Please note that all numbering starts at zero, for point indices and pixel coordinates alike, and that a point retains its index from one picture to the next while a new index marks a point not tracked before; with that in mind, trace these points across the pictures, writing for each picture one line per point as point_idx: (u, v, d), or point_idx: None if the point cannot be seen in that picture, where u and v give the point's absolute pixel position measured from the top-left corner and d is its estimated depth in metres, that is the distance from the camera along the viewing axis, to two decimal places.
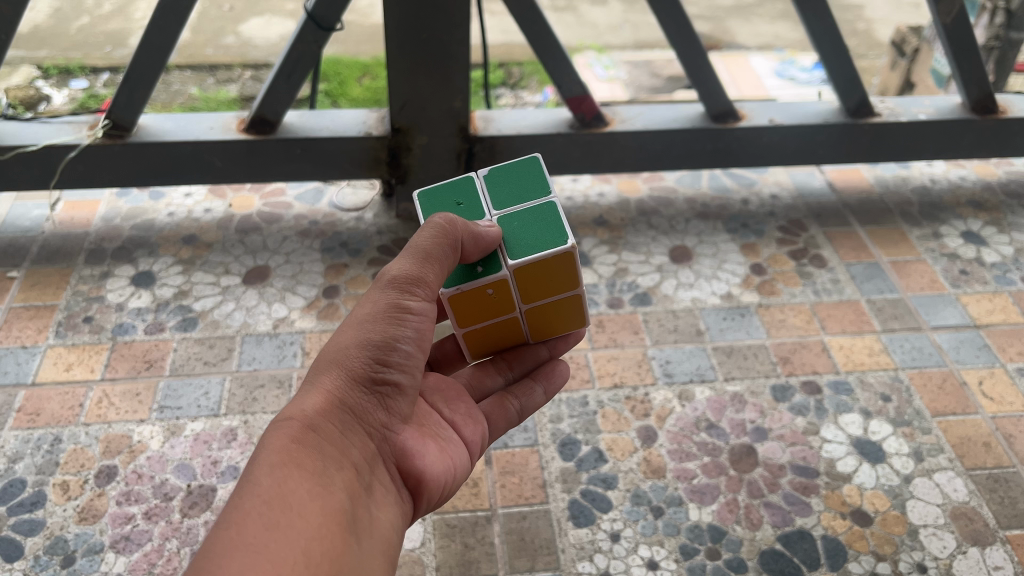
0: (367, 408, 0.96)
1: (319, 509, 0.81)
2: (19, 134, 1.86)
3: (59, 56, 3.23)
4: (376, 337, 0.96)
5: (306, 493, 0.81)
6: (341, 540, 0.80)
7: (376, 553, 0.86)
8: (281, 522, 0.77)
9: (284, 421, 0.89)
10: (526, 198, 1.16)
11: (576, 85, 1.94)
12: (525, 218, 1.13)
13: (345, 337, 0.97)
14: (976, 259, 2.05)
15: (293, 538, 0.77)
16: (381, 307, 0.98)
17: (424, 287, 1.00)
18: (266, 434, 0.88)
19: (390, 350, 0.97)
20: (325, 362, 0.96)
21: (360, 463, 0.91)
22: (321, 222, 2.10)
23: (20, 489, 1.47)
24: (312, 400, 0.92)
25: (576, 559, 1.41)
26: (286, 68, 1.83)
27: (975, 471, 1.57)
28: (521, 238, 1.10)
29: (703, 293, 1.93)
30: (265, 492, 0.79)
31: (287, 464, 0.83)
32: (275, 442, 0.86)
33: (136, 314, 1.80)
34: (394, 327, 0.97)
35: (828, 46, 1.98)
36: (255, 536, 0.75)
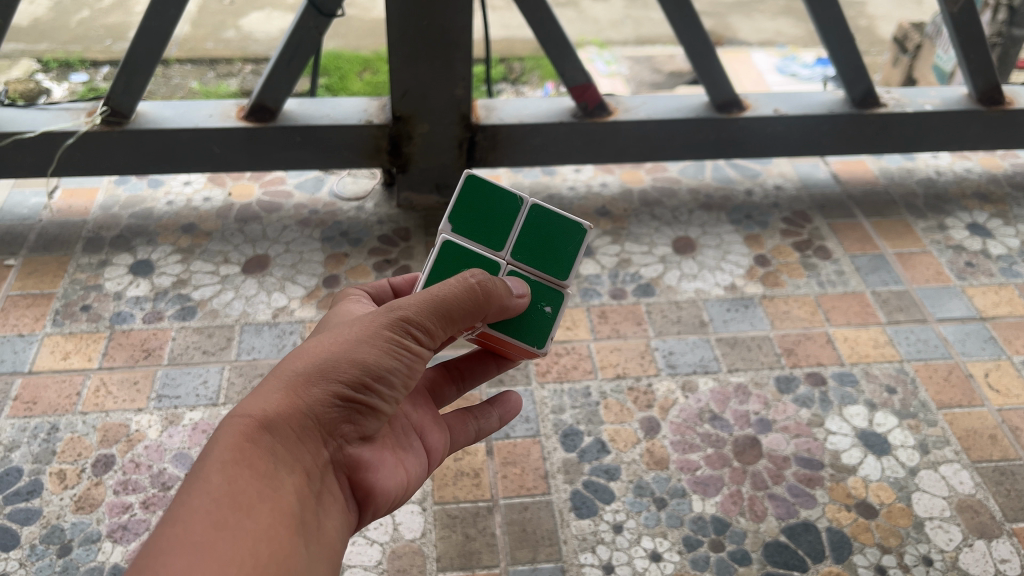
0: (335, 420, 0.89)
1: (269, 510, 0.78)
2: (17, 121, 1.85)
3: (59, 49, 3.21)
4: (368, 361, 0.89)
5: (257, 495, 0.78)
6: (289, 544, 0.78)
7: (322, 559, 0.83)
8: (230, 523, 0.74)
9: (245, 413, 0.83)
10: (511, 217, 1.07)
11: (580, 74, 1.92)
12: (533, 236, 1.08)
13: (330, 344, 0.90)
14: (982, 251, 2.04)
15: (239, 540, 0.73)
16: (381, 334, 0.91)
17: (428, 329, 0.93)
18: (221, 426, 0.82)
19: (377, 378, 0.90)
20: (303, 363, 0.88)
21: (315, 469, 0.87)
22: (321, 211, 2.08)
23: (16, 477, 1.45)
24: (280, 399, 0.85)
25: (578, 550, 1.40)
26: (286, 55, 1.81)
27: (981, 463, 1.55)
28: (549, 256, 1.08)
29: (707, 285, 1.91)
30: (216, 490, 0.76)
31: (239, 464, 0.79)
32: (230, 437, 0.81)
33: (134, 303, 1.78)
34: (389, 358, 0.90)
35: (835, 35, 1.96)
36: (200, 535, 0.72)
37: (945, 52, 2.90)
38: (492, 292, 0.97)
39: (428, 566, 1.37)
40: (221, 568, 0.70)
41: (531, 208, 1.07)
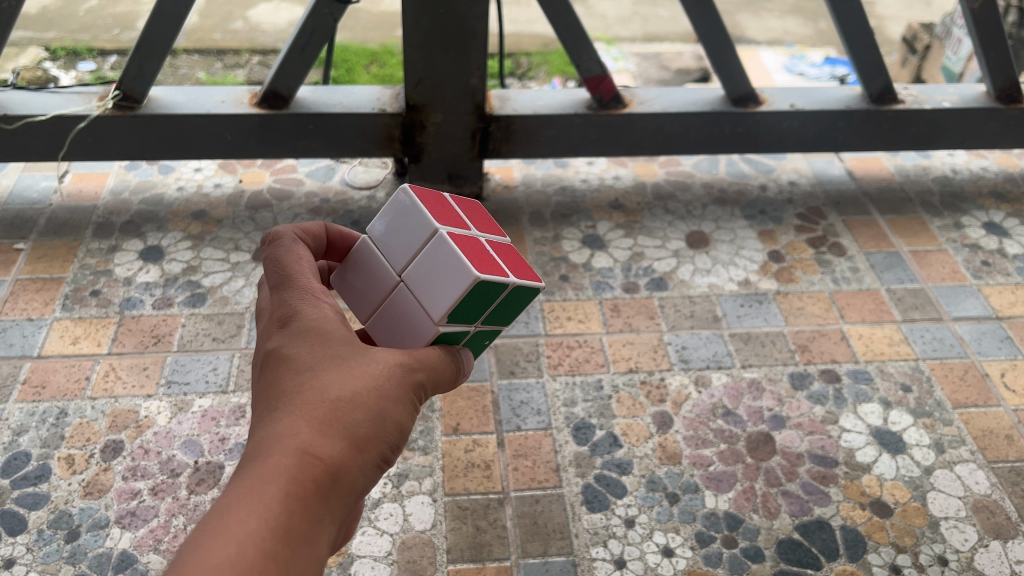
0: None
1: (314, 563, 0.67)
2: (28, 105, 1.83)
3: (67, 37, 3.19)
4: (401, 425, 0.80)
5: (309, 545, 0.66)
6: None
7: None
8: None
9: (301, 453, 0.70)
10: (494, 299, 0.94)
11: (596, 65, 1.90)
12: (503, 304, 0.98)
13: (371, 390, 0.79)
14: (998, 250, 2.02)
15: None
16: (409, 397, 0.82)
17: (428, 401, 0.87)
18: (276, 453, 0.69)
19: (403, 443, 0.81)
20: (345, 409, 0.76)
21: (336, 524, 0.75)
22: (332, 200, 2.06)
23: (24, 462, 1.44)
24: (333, 442, 0.73)
25: (589, 544, 1.38)
26: (300, 41, 1.79)
27: (997, 463, 1.54)
28: (505, 314, 1.01)
29: (720, 280, 1.90)
30: (274, 528, 0.64)
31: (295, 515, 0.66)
32: (291, 472, 0.68)
33: (144, 289, 1.77)
34: (412, 426, 0.82)
35: (854, 28, 1.93)
36: None
37: (955, 53, 2.88)
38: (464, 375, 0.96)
39: (438, 557, 1.35)
40: None
41: (514, 288, 0.94)
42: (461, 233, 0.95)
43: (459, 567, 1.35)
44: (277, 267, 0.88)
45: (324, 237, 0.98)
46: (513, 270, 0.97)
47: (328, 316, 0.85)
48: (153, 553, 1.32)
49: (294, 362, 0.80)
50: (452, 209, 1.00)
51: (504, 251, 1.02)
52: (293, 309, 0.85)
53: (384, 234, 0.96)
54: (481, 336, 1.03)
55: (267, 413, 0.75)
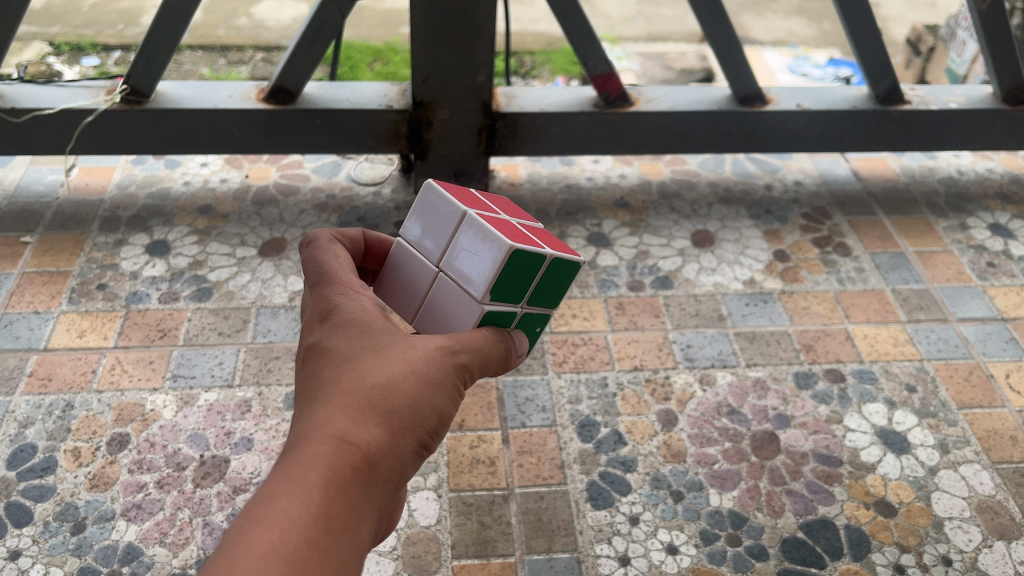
0: None
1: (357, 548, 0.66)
2: (36, 98, 1.84)
3: (71, 33, 3.20)
4: (441, 409, 0.80)
5: (352, 529, 0.66)
6: None
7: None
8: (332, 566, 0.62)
9: (341, 441, 0.70)
10: (534, 274, 0.94)
11: (602, 63, 1.90)
12: (544, 281, 0.98)
13: (407, 375, 0.79)
14: (1003, 252, 2.02)
15: None
16: (449, 381, 0.82)
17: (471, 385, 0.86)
18: (317, 442, 0.68)
19: (443, 429, 0.80)
20: (384, 396, 0.76)
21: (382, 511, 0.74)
22: (338, 196, 2.07)
23: (30, 454, 1.44)
24: (372, 428, 0.73)
25: (593, 541, 1.39)
26: (308, 37, 1.79)
27: (1002, 464, 1.54)
28: (549, 294, 1.01)
29: (725, 279, 1.90)
30: (317, 514, 0.63)
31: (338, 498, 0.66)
32: (331, 458, 0.67)
33: (150, 283, 1.78)
34: (453, 410, 0.82)
35: (861, 29, 1.93)
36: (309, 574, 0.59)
37: (959, 55, 2.88)
38: (512, 353, 0.95)
39: (443, 553, 1.36)
40: None
41: (552, 260, 0.94)
42: (489, 214, 0.95)
43: (464, 563, 1.35)
44: (315, 266, 0.90)
45: (363, 242, 0.99)
46: (548, 245, 0.97)
47: (363, 307, 0.85)
48: (159, 546, 1.33)
49: (332, 353, 0.80)
50: (479, 199, 1.01)
51: (537, 232, 1.03)
52: (330, 302, 0.86)
53: (415, 229, 0.97)
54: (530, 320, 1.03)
55: (307, 404, 0.75)
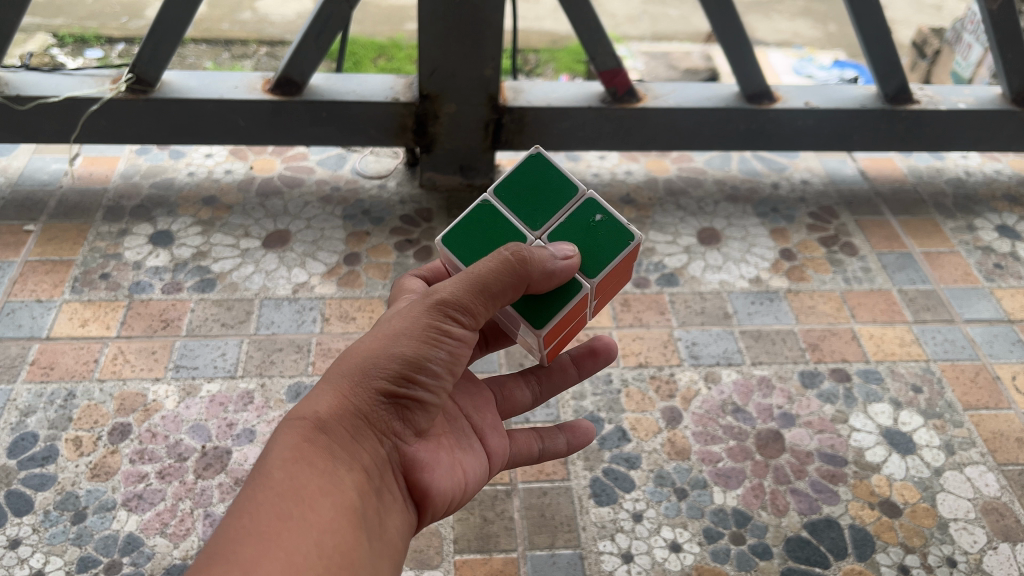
0: (385, 414, 0.90)
1: (331, 504, 0.79)
2: (40, 86, 1.82)
3: (76, 25, 3.19)
4: (407, 354, 0.89)
5: (317, 489, 0.79)
6: (347, 535, 0.78)
7: (383, 552, 0.83)
8: (292, 515, 0.76)
9: (298, 419, 0.86)
10: (494, 220, 1.07)
11: (610, 58, 1.89)
12: (520, 210, 1.08)
13: (374, 343, 0.91)
14: (1011, 253, 2.01)
15: (303, 531, 0.75)
16: (416, 327, 0.91)
17: (469, 314, 0.92)
18: (277, 429, 0.85)
19: (417, 370, 0.90)
20: (348, 367, 0.90)
21: (370, 464, 0.87)
22: (343, 189, 2.06)
23: (31, 442, 1.44)
24: (330, 401, 0.88)
25: (596, 537, 1.38)
26: (315, 28, 1.77)
27: (1008, 466, 1.53)
28: (548, 194, 1.09)
29: (731, 276, 1.89)
30: (277, 486, 0.78)
31: (298, 460, 0.81)
32: (289, 438, 0.83)
33: (153, 273, 1.77)
34: (428, 347, 0.90)
35: (872, 28, 1.91)
36: (264, 526, 0.74)
37: (964, 58, 2.87)
38: (535, 257, 0.94)
39: (445, 547, 1.35)
40: (282, 554, 0.72)
41: (485, 203, 1.08)
42: None
43: (466, 557, 1.34)
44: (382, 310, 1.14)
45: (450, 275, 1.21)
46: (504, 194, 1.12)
47: None
48: (159, 536, 1.32)
49: None
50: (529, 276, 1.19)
51: None
52: None
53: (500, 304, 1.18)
54: (567, 224, 1.06)
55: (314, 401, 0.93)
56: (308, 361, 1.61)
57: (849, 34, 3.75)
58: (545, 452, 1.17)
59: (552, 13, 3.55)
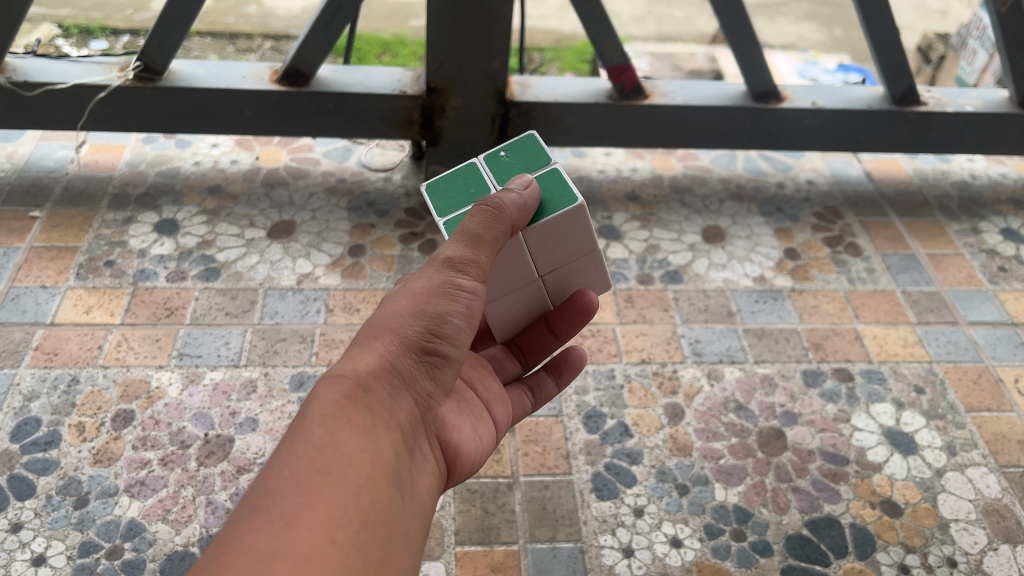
0: (415, 374, 0.86)
1: (368, 461, 0.73)
2: (49, 72, 1.82)
3: (80, 15, 3.18)
4: (429, 310, 0.87)
5: (357, 445, 0.73)
6: (385, 494, 0.73)
7: (418, 512, 0.78)
8: (331, 473, 0.70)
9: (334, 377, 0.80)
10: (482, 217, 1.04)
11: (619, 55, 1.89)
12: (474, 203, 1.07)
13: (398, 305, 0.88)
14: (1015, 257, 2.01)
15: (343, 488, 0.69)
16: (434, 283, 0.89)
17: (478, 268, 0.91)
18: (315, 385, 0.79)
19: (441, 325, 0.87)
20: (376, 328, 0.87)
21: (405, 423, 0.83)
22: (348, 180, 2.06)
23: (35, 427, 1.44)
24: (366, 360, 0.83)
25: (597, 531, 1.38)
26: (324, 18, 1.77)
27: (1009, 468, 1.53)
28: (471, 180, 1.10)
29: (736, 275, 1.89)
30: (318, 441, 0.71)
31: (337, 417, 0.75)
32: (328, 395, 0.77)
33: (158, 261, 1.77)
34: (448, 302, 0.88)
35: (881, 29, 1.91)
36: (305, 481, 0.68)
37: (970, 63, 2.86)
38: (507, 202, 0.95)
39: (446, 538, 1.35)
40: (323, 510, 0.66)
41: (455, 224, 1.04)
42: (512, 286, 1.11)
43: (467, 549, 1.35)
44: None
45: None
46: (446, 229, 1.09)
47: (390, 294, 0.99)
48: (161, 523, 1.32)
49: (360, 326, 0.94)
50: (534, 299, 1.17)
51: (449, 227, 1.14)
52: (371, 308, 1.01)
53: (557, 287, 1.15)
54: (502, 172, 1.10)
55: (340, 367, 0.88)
56: (311, 351, 1.62)
57: (855, 38, 3.75)
58: (538, 398, 1.23)
59: (558, 13, 3.54)
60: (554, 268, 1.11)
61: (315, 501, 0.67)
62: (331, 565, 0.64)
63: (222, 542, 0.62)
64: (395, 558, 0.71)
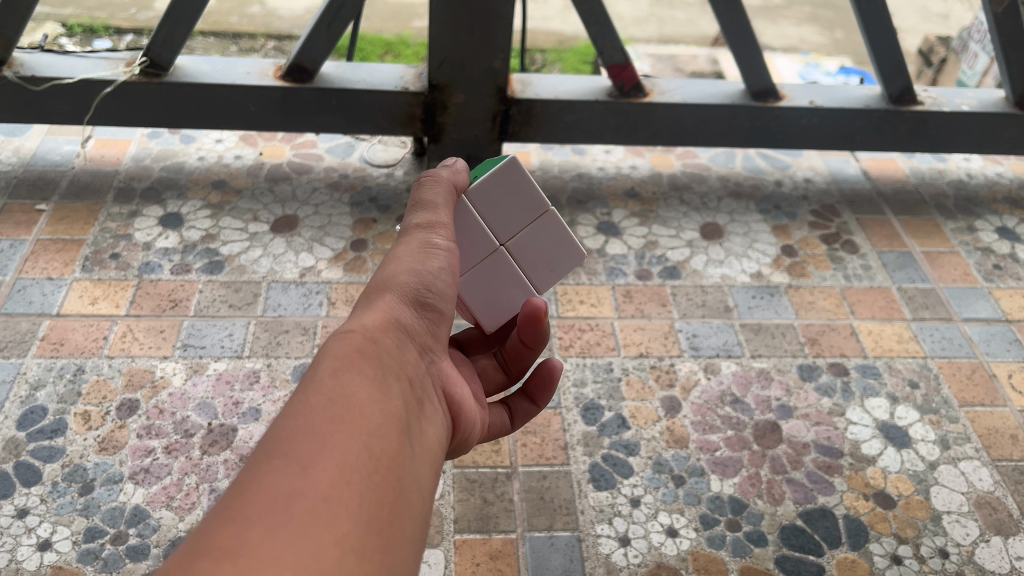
0: (414, 326, 0.85)
1: (381, 411, 0.67)
2: (56, 68, 1.85)
3: (84, 15, 3.21)
4: (416, 266, 0.89)
5: (369, 394, 0.68)
6: (404, 443, 0.67)
7: (431, 465, 0.72)
8: (345, 419, 0.63)
9: (343, 332, 0.76)
10: None
11: (618, 53, 1.91)
12: None
13: (390, 266, 0.88)
14: (1010, 255, 2.03)
15: (359, 434, 0.63)
16: (413, 244, 0.92)
17: (444, 226, 0.96)
18: (324, 342, 0.73)
19: (431, 278, 0.88)
20: (372, 288, 0.85)
21: (413, 374, 0.79)
22: (351, 176, 2.08)
23: (41, 416, 1.46)
24: (368, 316, 0.80)
25: (594, 521, 1.40)
26: (327, 15, 1.79)
27: (1001, 462, 1.55)
28: None
29: (733, 271, 1.91)
30: (330, 390, 0.65)
31: (350, 367, 0.69)
32: (338, 348, 0.72)
33: (162, 254, 1.79)
34: (428, 258, 0.91)
35: (877, 29, 1.93)
36: (320, 427, 0.61)
37: (970, 66, 2.88)
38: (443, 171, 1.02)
39: (445, 526, 1.37)
40: (340, 455, 0.60)
41: None
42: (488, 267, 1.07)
43: (465, 537, 1.37)
44: None
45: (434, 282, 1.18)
46: None
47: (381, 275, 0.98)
48: (165, 509, 1.35)
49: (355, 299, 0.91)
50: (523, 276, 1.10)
51: None
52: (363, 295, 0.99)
53: (534, 260, 1.09)
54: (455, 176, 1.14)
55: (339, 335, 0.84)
56: (314, 343, 1.64)
57: (856, 40, 3.77)
58: (515, 419, 1.13)
59: (560, 14, 3.57)
60: (515, 233, 1.07)
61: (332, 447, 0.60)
62: (355, 510, 0.57)
63: (236, 486, 0.56)
64: (416, 510, 0.65)
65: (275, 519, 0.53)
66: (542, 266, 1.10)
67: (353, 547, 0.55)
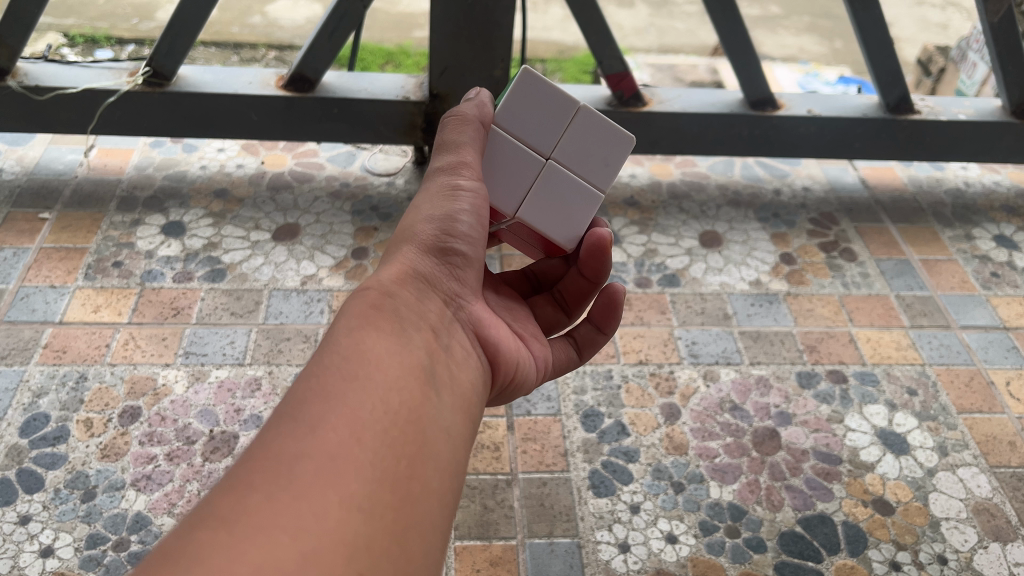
0: (439, 277, 0.91)
1: (397, 363, 0.73)
2: (59, 77, 1.87)
3: (86, 25, 3.23)
4: (438, 215, 0.95)
5: (384, 350, 0.73)
6: (420, 391, 0.72)
7: (457, 409, 0.78)
8: (359, 374, 0.69)
9: (362, 290, 0.83)
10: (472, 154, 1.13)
11: (618, 63, 1.92)
12: None
13: (411, 221, 0.95)
14: (1008, 263, 2.04)
15: (372, 388, 0.68)
16: (438, 191, 0.98)
17: (468, 169, 1.01)
18: (344, 304, 0.80)
19: (454, 225, 0.95)
20: (394, 243, 0.92)
21: (435, 323, 0.85)
22: (352, 185, 2.09)
23: (43, 423, 1.47)
24: (386, 273, 0.86)
25: (594, 527, 1.41)
26: (329, 26, 1.81)
27: (999, 469, 1.55)
28: None
29: (732, 279, 1.92)
30: (345, 350, 0.71)
31: (366, 325, 0.75)
32: (355, 308, 0.78)
33: (165, 262, 1.80)
34: (451, 203, 0.96)
35: (874, 38, 1.95)
36: (332, 386, 0.67)
37: (969, 76, 2.90)
38: (465, 105, 1.05)
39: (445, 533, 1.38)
40: (350, 411, 0.65)
41: None
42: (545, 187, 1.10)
43: (466, 544, 1.37)
44: None
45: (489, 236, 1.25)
46: None
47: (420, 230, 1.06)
48: (167, 516, 1.35)
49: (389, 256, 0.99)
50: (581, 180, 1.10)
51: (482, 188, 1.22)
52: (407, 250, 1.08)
53: (588, 162, 1.09)
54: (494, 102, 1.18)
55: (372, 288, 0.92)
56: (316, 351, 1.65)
57: (855, 50, 3.79)
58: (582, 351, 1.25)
59: (560, 24, 3.59)
60: (557, 144, 1.09)
61: (341, 405, 0.65)
62: (365, 461, 0.63)
63: (250, 450, 0.62)
64: (437, 455, 0.71)
65: (278, 479, 0.59)
66: (595, 162, 1.09)
67: (361, 503, 0.60)
